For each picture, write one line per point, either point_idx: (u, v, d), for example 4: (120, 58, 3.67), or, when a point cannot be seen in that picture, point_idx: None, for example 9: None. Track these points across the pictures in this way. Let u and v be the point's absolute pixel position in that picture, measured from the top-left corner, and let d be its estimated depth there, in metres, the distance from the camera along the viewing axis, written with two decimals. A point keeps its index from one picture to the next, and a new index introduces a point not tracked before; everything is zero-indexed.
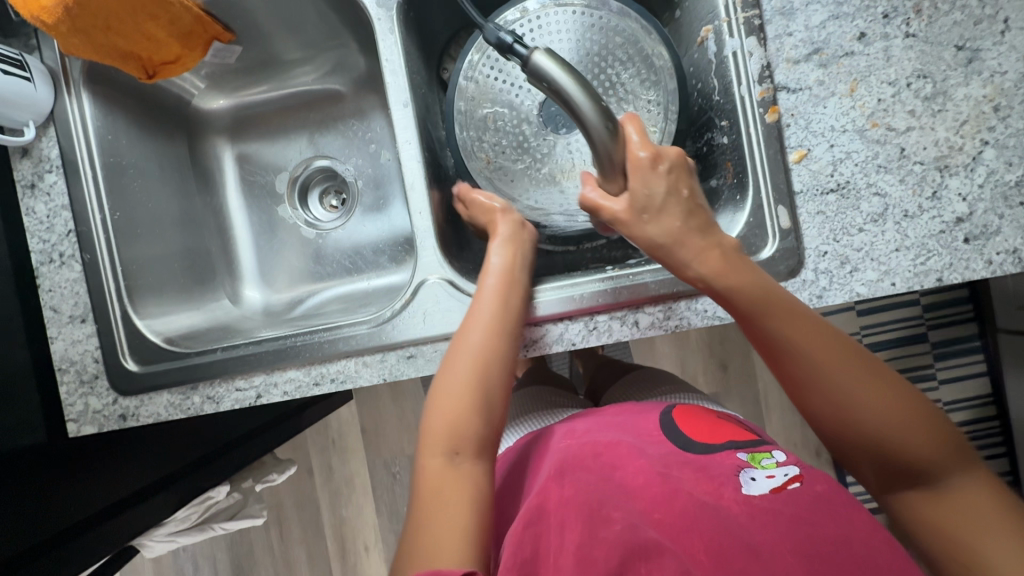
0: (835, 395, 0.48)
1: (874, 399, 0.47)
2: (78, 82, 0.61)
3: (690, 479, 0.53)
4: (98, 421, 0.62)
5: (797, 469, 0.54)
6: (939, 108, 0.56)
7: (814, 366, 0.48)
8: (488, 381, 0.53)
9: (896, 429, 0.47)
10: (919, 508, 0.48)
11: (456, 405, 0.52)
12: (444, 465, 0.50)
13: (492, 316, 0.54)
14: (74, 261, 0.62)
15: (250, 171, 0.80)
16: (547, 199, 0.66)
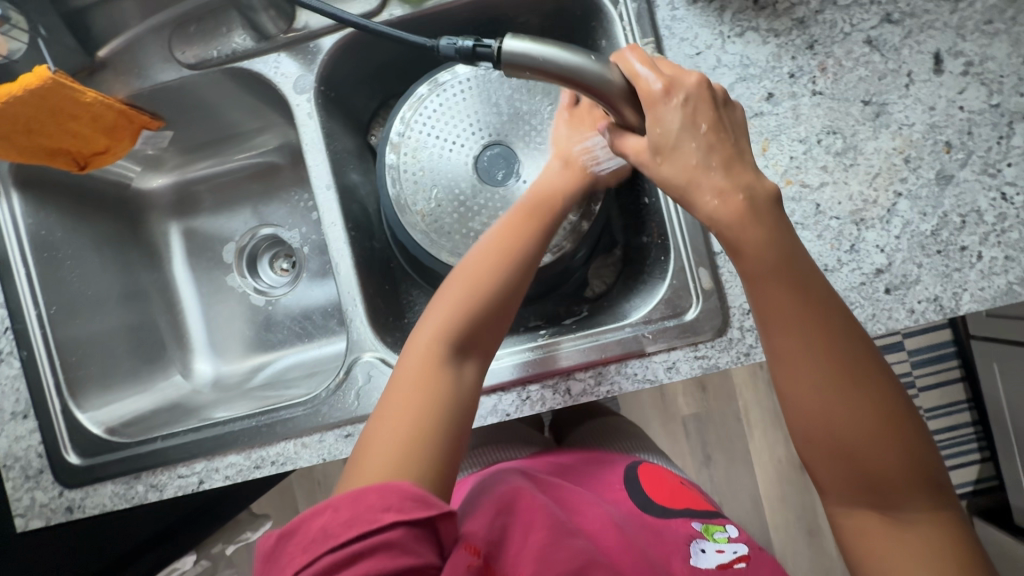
0: (831, 398, 0.43)
1: (867, 411, 0.43)
2: (7, 181, 0.62)
3: (645, 537, 0.57)
4: (45, 515, 0.62)
5: (745, 548, 0.59)
6: (850, 163, 0.56)
7: (819, 361, 0.43)
8: (491, 304, 0.53)
9: (883, 448, 0.43)
10: (874, 531, 0.45)
11: (451, 308, 0.52)
12: (412, 394, 0.49)
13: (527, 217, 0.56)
14: (12, 357, 0.62)
15: (198, 244, 0.81)
16: None
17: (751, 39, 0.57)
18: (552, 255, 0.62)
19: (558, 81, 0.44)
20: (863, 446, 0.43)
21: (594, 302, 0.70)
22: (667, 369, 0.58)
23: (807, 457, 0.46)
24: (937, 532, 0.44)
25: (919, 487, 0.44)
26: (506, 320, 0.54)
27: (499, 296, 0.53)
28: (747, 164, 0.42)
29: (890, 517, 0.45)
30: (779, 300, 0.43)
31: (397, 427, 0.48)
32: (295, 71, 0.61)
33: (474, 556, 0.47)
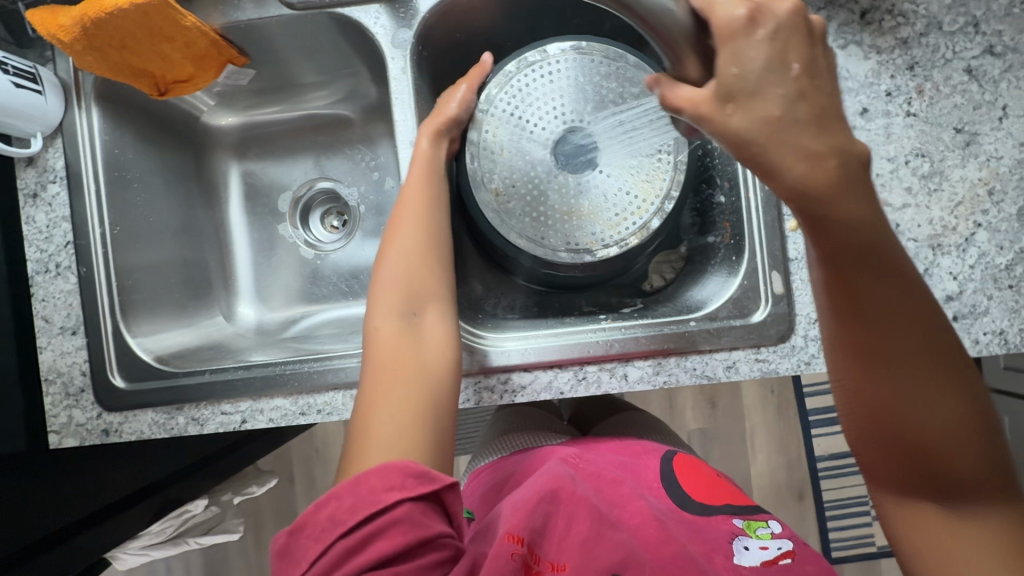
0: (904, 383, 0.41)
1: (947, 405, 0.41)
2: (89, 95, 0.62)
3: (686, 535, 0.55)
4: (80, 434, 0.62)
5: (789, 544, 0.56)
6: (934, 188, 0.57)
7: (892, 343, 0.40)
8: (427, 254, 0.56)
9: (959, 438, 0.41)
10: (931, 525, 0.44)
11: (410, 260, 0.56)
12: (393, 340, 0.52)
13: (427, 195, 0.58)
14: (69, 272, 0.62)
15: (254, 188, 0.80)
16: (553, 235, 0.62)
17: (853, 52, 0.57)
18: (617, 250, 0.62)
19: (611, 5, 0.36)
20: (932, 438, 0.42)
21: (650, 294, 0.70)
22: (726, 368, 0.58)
23: (862, 444, 0.46)
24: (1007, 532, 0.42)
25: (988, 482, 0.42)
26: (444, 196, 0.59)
27: (438, 215, 0.58)
28: (841, 124, 0.35)
29: (952, 510, 0.44)
30: (867, 283, 0.39)
31: (390, 370, 0.51)
32: (394, 24, 0.60)
33: (517, 545, 0.53)
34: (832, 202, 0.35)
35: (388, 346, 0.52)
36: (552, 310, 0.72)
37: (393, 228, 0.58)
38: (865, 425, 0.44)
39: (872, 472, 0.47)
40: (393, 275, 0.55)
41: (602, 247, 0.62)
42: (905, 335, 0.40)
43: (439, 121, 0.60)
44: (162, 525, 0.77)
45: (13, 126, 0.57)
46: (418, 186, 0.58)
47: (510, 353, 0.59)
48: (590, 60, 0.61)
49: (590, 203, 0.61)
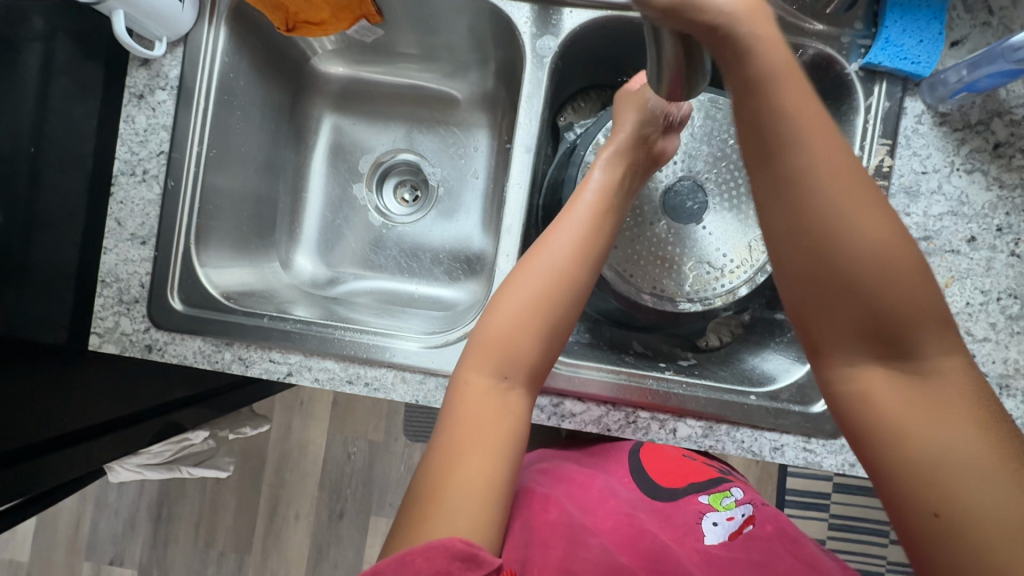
0: (840, 223, 0.39)
1: (882, 251, 0.38)
2: (223, 14, 0.61)
3: (656, 524, 0.55)
4: (121, 343, 0.61)
5: (751, 509, 0.58)
6: (1018, 330, 0.57)
7: (819, 173, 0.39)
8: (550, 322, 0.53)
9: (902, 286, 0.39)
10: (886, 391, 0.40)
11: (524, 321, 0.52)
12: (488, 385, 0.51)
13: (576, 241, 0.54)
14: (155, 181, 0.61)
15: (341, 142, 0.79)
16: (643, 275, 0.63)
17: (976, 179, 0.57)
18: (699, 307, 0.63)
19: (649, 31, 0.39)
20: (867, 272, 0.39)
21: (704, 351, 0.70)
22: (772, 449, 0.58)
23: (803, 314, 0.42)
24: (961, 397, 0.38)
25: (941, 338, 0.39)
26: (598, 260, 0.55)
27: (572, 274, 0.53)
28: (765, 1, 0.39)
29: (901, 369, 0.39)
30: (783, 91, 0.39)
31: (475, 426, 0.49)
32: (540, 30, 0.60)
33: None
34: (740, 60, 0.39)
35: (481, 396, 0.51)
36: (606, 343, 0.70)
37: (521, 269, 0.54)
38: (803, 282, 0.40)
39: (817, 347, 0.42)
40: (511, 318, 0.52)
41: (686, 300, 0.63)
42: (834, 181, 0.39)
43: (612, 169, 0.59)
44: (162, 447, 0.75)
45: (143, 25, 0.56)
46: (566, 244, 0.54)
47: (570, 378, 0.59)
48: (723, 115, 0.63)
49: (687, 255, 0.63)
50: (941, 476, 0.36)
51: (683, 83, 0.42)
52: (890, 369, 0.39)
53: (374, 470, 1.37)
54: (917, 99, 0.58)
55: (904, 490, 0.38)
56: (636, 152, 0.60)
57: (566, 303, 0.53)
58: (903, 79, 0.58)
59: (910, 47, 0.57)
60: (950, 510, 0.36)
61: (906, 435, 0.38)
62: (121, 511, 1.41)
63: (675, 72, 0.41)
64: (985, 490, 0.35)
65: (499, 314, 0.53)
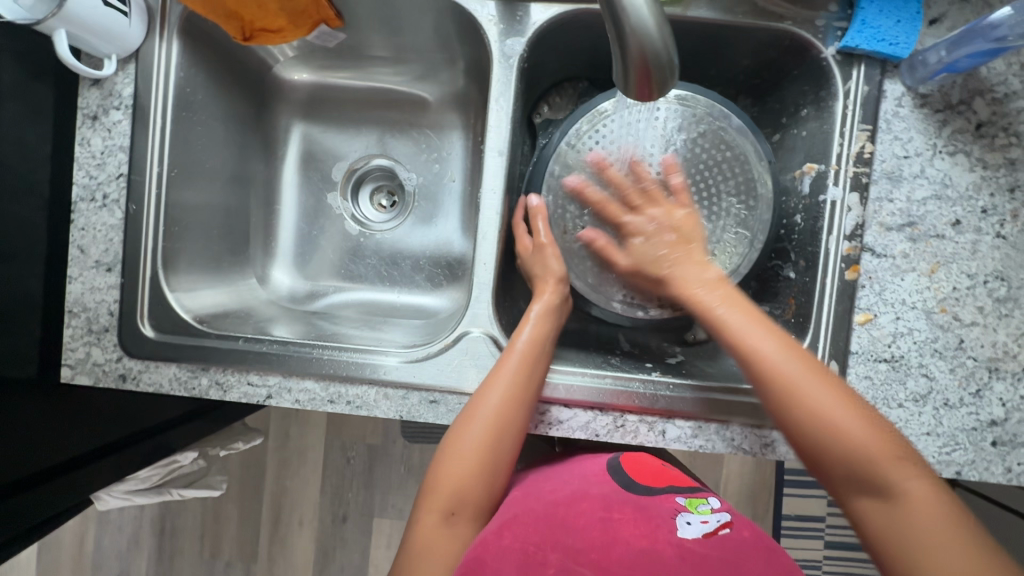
0: (750, 333, 0.49)
1: (861, 423, 0.46)
2: (174, 26, 0.58)
3: (630, 522, 0.52)
4: (95, 374, 0.59)
5: (727, 517, 0.55)
6: (1006, 313, 0.56)
7: (765, 339, 0.49)
8: (507, 427, 0.54)
9: (863, 429, 0.46)
10: (877, 519, 0.45)
11: (473, 459, 0.54)
12: (439, 522, 0.53)
13: (504, 402, 0.54)
14: (117, 206, 0.59)
15: (312, 151, 0.77)
16: (615, 283, 0.63)
17: (959, 161, 0.56)
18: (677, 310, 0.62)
19: (609, 17, 0.37)
20: (838, 418, 0.46)
21: (691, 345, 0.69)
22: (764, 445, 0.58)
23: (804, 440, 0.47)
24: (938, 510, 0.43)
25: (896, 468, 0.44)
26: (517, 426, 0.54)
27: (503, 432, 0.54)
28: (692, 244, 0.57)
29: (886, 499, 0.44)
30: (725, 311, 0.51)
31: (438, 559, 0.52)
32: (508, 30, 0.58)
33: None
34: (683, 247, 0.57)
35: (434, 530, 0.53)
36: (593, 343, 0.69)
37: (467, 418, 0.54)
38: (776, 404, 0.48)
39: (819, 477, 0.48)
40: (461, 467, 0.54)
41: (658, 307, 0.63)
42: (786, 357, 0.48)
43: (532, 325, 0.57)
44: (149, 472, 0.74)
45: (89, 43, 0.54)
46: (503, 393, 0.54)
47: (555, 386, 0.58)
48: (692, 112, 0.61)
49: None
50: (914, 537, 0.43)
51: (650, 88, 0.40)
52: (877, 495, 0.45)
53: (373, 472, 1.37)
54: (897, 81, 0.56)
55: (893, 563, 0.44)
56: (554, 298, 0.60)
57: (517, 423, 0.54)
58: (882, 61, 0.56)
59: (888, 28, 0.55)
60: (917, 574, 0.42)
61: (905, 558, 0.43)
62: (124, 527, 1.41)
63: (640, 74, 0.39)
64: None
65: (447, 462, 0.54)
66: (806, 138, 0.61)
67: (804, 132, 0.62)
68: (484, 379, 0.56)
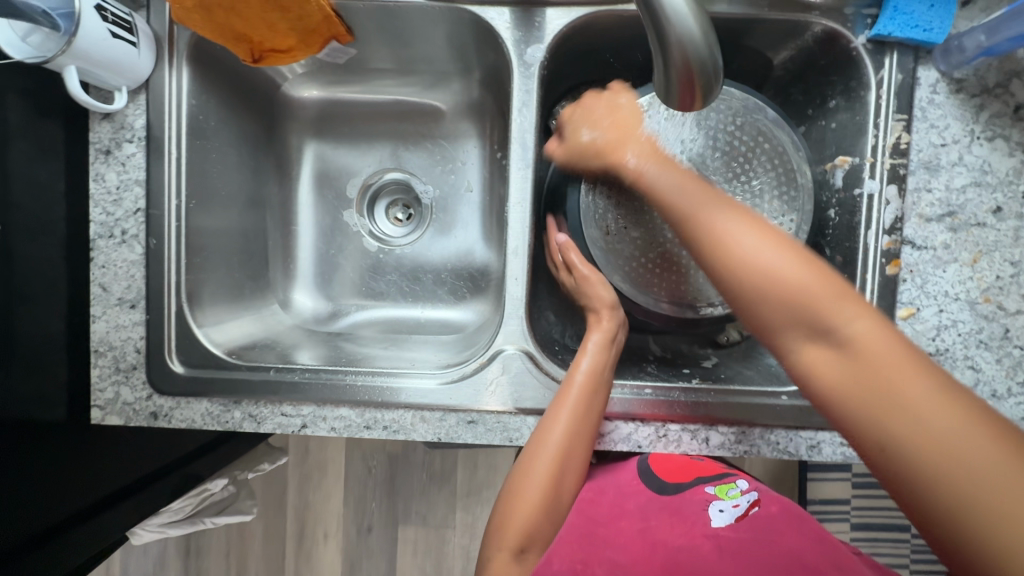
0: (757, 244, 0.41)
1: (786, 255, 0.41)
2: (182, 53, 0.56)
3: (666, 524, 0.55)
4: (125, 414, 0.58)
5: (755, 494, 0.57)
6: None
7: (706, 203, 0.44)
8: (572, 461, 0.53)
9: (803, 273, 0.40)
10: (828, 372, 0.38)
11: (540, 496, 0.53)
12: (509, 562, 0.52)
13: (570, 439, 0.53)
14: (136, 241, 0.57)
15: (325, 168, 0.75)
16: (661, 285, 0.60)
17: (998, 146, 0.55)
18: (720, 310, 0.61)
19: (649, 27, 0.36)
20: (840, 321, 0.38)
21: (725, 347, 0.67)
22: (809, 447, 0.57)
23: (746, 313, 0.42)
24: (951, 414, 0.33)
25: (913, 374, 0.35)
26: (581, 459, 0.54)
27: (568, 467, 0.53)
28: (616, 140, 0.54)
29: (834, 345, 0.38)
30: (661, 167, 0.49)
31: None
32: (527, 37, 0.57)
33: None
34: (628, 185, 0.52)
35: (504, 568, 0.52)
36: (625, 350, 0.68)
37: (531, 458, 0.53)
38: (721, 285, 0.42)
39: (770, 346, 0.42)
40: (529, 504, 0.53)
41: (708, 305, 0.61)
42: (739, 214, 0.43)
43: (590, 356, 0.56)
44: (182, 502, 0.74)
45: (98, 76, 0.52)
46: (567, 428, 0.52)
47: None
48: (728, 106, 0.59)
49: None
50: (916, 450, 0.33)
51: (693, 96, 0.39)
52: (826, 345, 0.39)
53: (397, 481, 1.36)
54: (931, 67, 0.54)
55: (916, 497, 0.34)
56: (611, 327, 0.58)
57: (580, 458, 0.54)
58: (915, 48, 0.54)
59: (921, 13, 0.53)
60: (887, 450, 0.35)
61: (953, 507, 0.32)
62: (150, 550, 1.40)
63: (683, 82, 0.37)
64: (991, 452, 0.32)
65: (516, 501, 0.53)
66: (835, 130, 0.60)
67: (832, 124, 0.60)
68: (546, 414, 0.54)
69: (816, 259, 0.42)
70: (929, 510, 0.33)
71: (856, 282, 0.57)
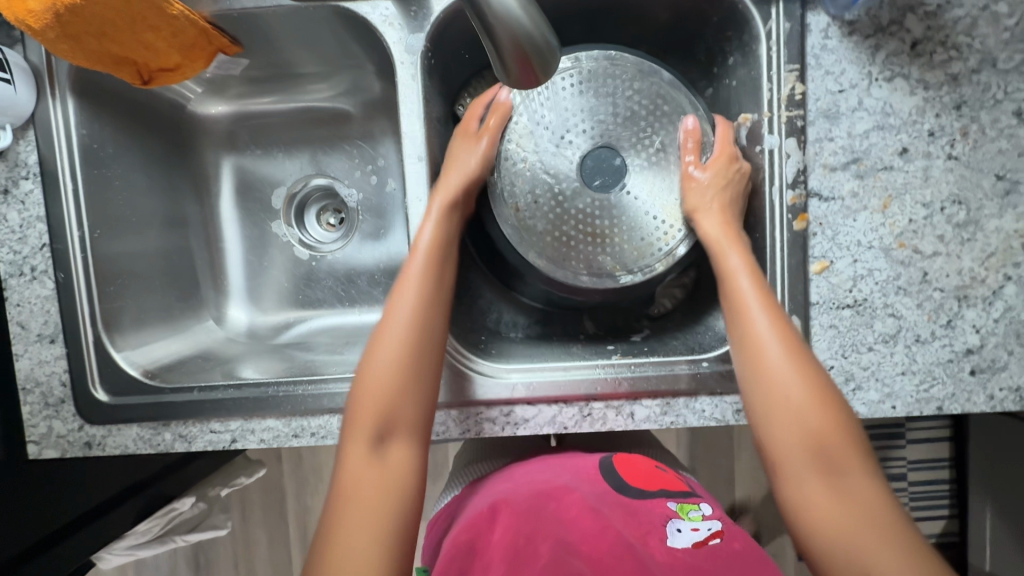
0: (745, 305, 0.49)
1: (820, 396, 0.45)
2: (64, 85, 0.56)
3: (620, 520, 0.51)
4: (61, 446, 0.59)
5: (719, 524, 0.52)
6: (968, 237, 0.54)
7: (760, 314, 0.48)
8: (432, 308, 0.52)
9: (824, 412, 0.45)
10: (824, 499, 0.43)
11: (403, 343, 0.50)
12: (368, 452, 0.47)
13: (425, 274, 0.52)
14: (47, 276, 0.58)
15: (246, 181, 0.75)
16: (576, 257, 0.59)
17: (898, 86, 0.53)
18: (641, 277, 0.59)
19: (472, 13, 0.35)
20: (819, 421, 0.44)
21: (658, 320, 0.67)
22: (736, 411, 0.56)
23: (759, 427, 0.47)
24: (894, 524, 0.41)
25: (860, 462, 0.43)
26: (436, 324, 0.52)
27: (424, 322, 0.51)
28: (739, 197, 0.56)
29: (839, 485, 0.43)
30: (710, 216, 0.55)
31: (361, 501, 0.45)
32: (406, 28, 0.55)
33: None
34: (704, 214, 0.55)
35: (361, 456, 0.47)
36: (558, 332, 0.68)
37: (396, 297, 0.52)
38: (747, 381, 0.47)
39: (769, 463, 0.46)
40: (384, 369, 0.49)
41: (626, 274, 0.59)
42: (758, 305, 0.48)
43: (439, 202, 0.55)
44: (148, 524, 0.74)
45: None
46: (423, 257, 0.53)
47: (515, 386, 0.57)
48: (622, 72, 0.58)
49: (617, 230, 0.58)
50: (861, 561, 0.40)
51: (535, 70, 0.37)
52: (829, 477, 0.43)
53: None
54: (820, 12, 0.53)
55: None
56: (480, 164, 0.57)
57: (439, 302, 0.52)
58: None
59: None
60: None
61: None
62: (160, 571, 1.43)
63: (519, 60, 0.36)
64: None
65: (376, 355, 0.50)
66: (736, 88, 0.59)
67: (733, 82, 0.59)
68: (393, 287, 0.53)
69: (817, 364, 0.47)
70: None
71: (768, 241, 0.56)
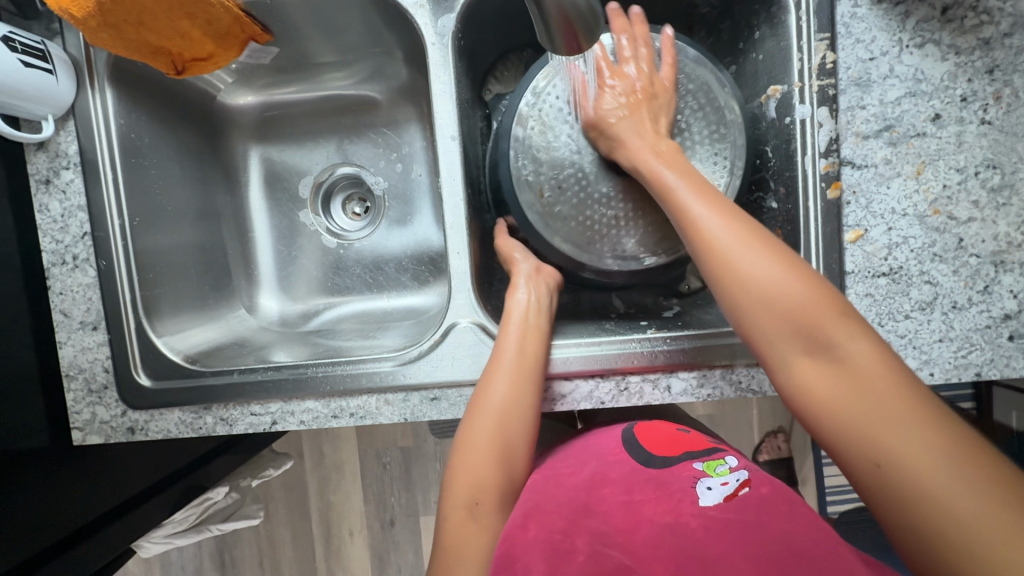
0: (690, 202, 0.47)
1: (777, 267, 0.42)
2: (103, 75, 0.58)
3: (650, 498, 0.50)
4: (105, 432, 0.60)
5: (747, 474, 0.51)
6: (1003, 202, 0.53)
7: (704, 212, 0.46)
8: (528, 388, 0.54)
9: (790, 283, 0.42)
10: (816, 382, 0.40)
11: (489, 448, 0.53)
12: (465, 516, 0.52)
13: (518, 359, 0.54)
14: (88, 265, 0.59)
15: (274, 171, 0.76)
16: (604, 240, 0.59)
17: (929, 52, 0.53)
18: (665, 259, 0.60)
19: None
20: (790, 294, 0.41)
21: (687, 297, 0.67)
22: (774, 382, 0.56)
23: (735, 310, 0.44)
24: (899, 381, 0.38)
25: (848, 326, 0.40)
26: (530, 411, 0.54)
27: (520, 414, 0.54)
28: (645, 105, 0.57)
29: (827, 359, 0.40)
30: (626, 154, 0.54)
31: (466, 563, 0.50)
32: (437, 9, 0.56)
33: None
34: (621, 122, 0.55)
35: (460, 527, 0.51)
36: (587, 311, 0.68)
37: (486, 389, 0.54)
38: (711, 277, 0.45)
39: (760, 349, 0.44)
40: (479, 467, 0.53)
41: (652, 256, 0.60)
42: (704, 204, 0.47)
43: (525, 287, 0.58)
44: (184, 513, 0.75)
45: (23, 109, 0.53)
46: (515, 336, 0.55)
47: (552, 362, 0.57)
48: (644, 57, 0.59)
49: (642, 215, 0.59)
50: (873, 439, 0.37)
51: (579, 37, 0.37)
52: (820, 357, 0.40)
53: (412, 473, 1.37)
54: None
55: (862, 472, 0.37)
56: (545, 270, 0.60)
57: (529, 402, 0.54)
58: None
59: None
60: (864, 440, 0.37)
61: (880, 459, 0.36)
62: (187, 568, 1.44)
63: (564, 28, 0.37)
64: (935, 457, 0.34)
65: (466, 455, 0.53)
66: (762, 62, 0.59)
67: (760, 55, 0.60)
68: (482, 377, 0.55)
69: (773, 239, 0.45)
70: (869, 482, 0.37)
71: (801, 211, 0.56)
